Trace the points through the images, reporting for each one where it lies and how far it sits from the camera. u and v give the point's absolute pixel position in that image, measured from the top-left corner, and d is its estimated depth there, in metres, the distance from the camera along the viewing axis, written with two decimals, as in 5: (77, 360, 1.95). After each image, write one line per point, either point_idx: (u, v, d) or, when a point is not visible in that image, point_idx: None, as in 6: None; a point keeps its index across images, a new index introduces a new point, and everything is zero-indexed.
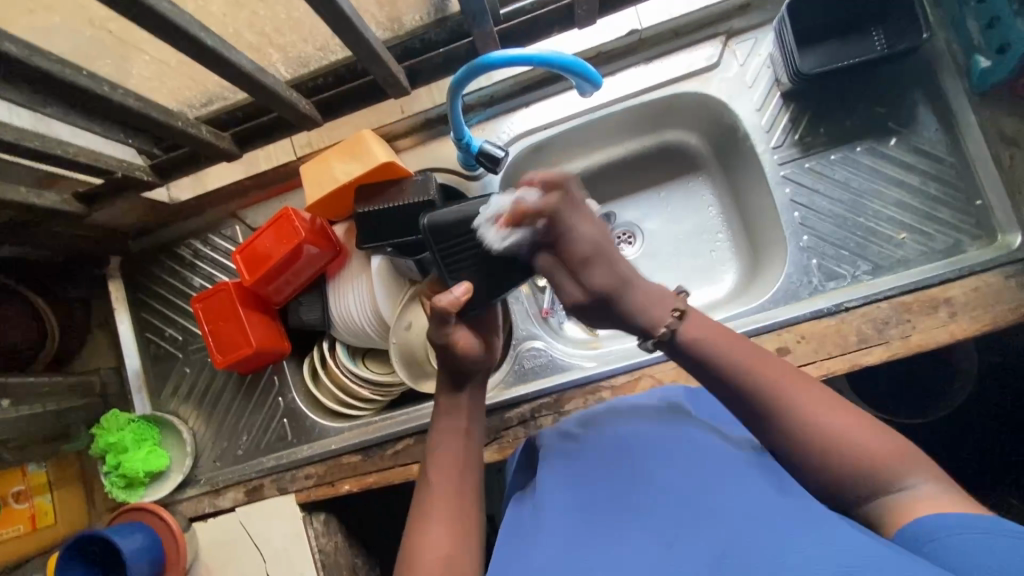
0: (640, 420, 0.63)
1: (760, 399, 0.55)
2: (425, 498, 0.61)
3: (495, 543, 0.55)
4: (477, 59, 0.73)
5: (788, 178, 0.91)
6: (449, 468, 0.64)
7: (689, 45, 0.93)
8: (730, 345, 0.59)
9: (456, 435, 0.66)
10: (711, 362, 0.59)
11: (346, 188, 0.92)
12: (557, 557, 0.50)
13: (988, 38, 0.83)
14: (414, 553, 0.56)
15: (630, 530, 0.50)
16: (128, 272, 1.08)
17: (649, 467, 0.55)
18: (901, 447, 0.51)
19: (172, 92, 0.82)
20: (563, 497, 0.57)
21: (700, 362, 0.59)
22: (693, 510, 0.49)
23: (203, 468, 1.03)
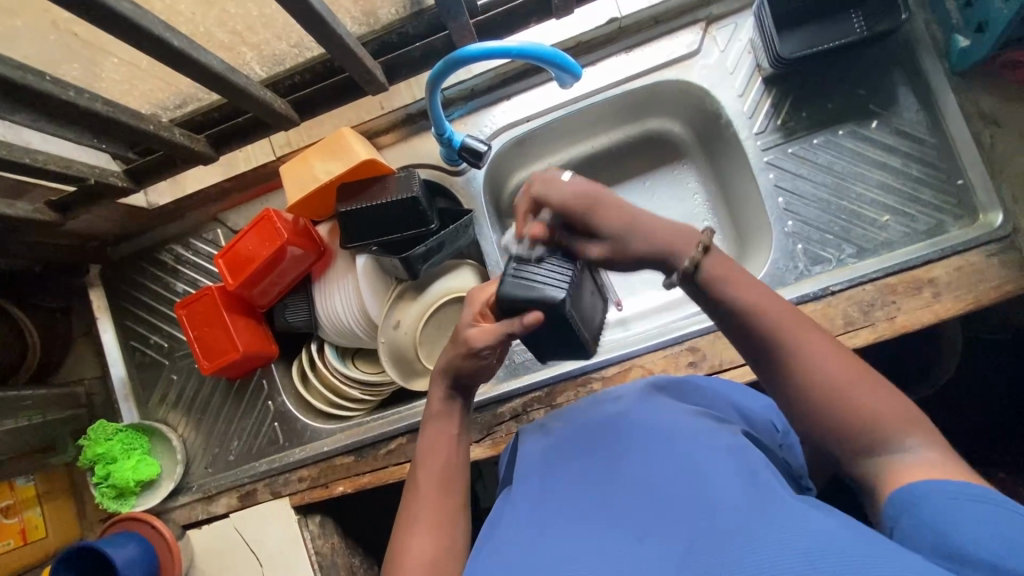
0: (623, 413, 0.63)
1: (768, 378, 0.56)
2: (413, 501, 0.60)
3: (481, 540, 0.55)
4: (455, 53, 0.72)
5: (772, 163, 0.91)
6: (434, 467, 0.61)
7: (670, 32, 0.92)
8: (762, 300, 0.55)
9: (439, 431, 0.64)
10: (728, 299, 0.55)
11: (327, 187, 0.91)
12: (534, 544, 0.49)
13: (966, 16, 0.83)
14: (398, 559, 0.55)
15: (605, 517, 0.50)
16: (109, 280, 1.07)
17: (631, 461, 0.55)
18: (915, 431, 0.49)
19: (144, 94, 0.80)
20: (542, 491, 0.56)
21: (727, 312, 0.55)
22: (669, 497, 0.49)
23: (194, 475, 1.02)
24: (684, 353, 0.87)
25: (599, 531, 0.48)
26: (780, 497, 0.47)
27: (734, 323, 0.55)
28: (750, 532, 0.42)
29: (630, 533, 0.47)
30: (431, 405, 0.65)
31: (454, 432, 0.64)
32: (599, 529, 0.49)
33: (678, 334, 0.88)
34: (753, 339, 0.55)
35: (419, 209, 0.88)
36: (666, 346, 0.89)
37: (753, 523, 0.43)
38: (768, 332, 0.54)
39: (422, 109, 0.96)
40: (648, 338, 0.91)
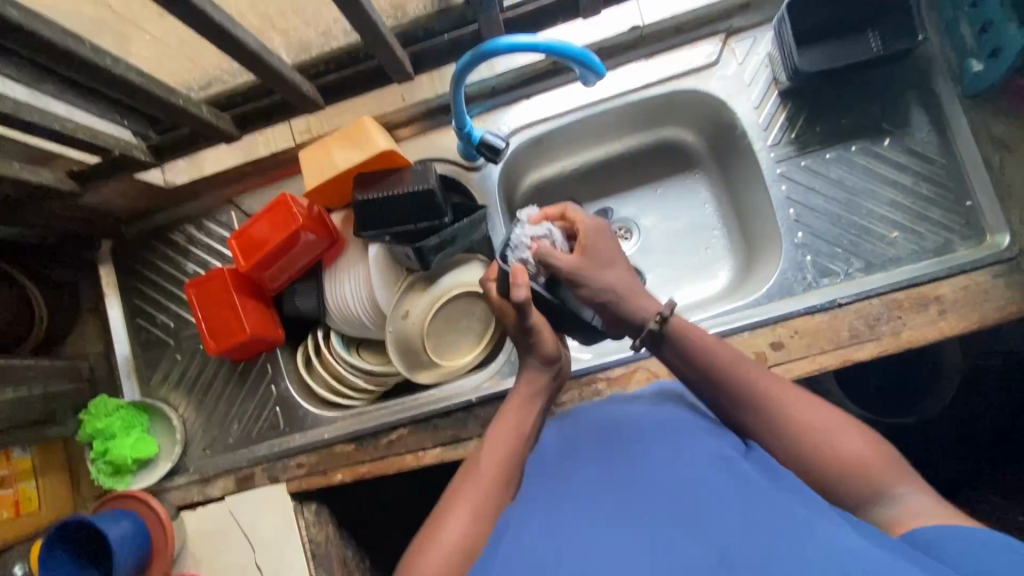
0: (649, 419, 0.62)
1: None
2: (466, 480, 0.62)
3: (501, 536, 0.54)
4: (482, 46, 0.73)
5: (784, 176, 0.92)
6: (497, 453, 0.64)
7: (690, 42, 0.94)
8: (710, 342, 0.63)
9: (519, 427, 0.67)
10: (695, 356, 0.63)
11: (344, 174, 0.92)
12: (561, 548, 0.48)
13: (982, 42, 0.84)
14: (440, 530, 0.57)
15: (626, 523, 0.48)
16: (119, 257, 1.07)
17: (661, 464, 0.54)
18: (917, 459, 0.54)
19: (172, 73, 0.81)
20: (569, 492, 0.55)
21: (690, 361, 0.63)
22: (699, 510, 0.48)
23: (192, 457, 1.01)
24: None
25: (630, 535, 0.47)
26: (813, 515, 0.46)
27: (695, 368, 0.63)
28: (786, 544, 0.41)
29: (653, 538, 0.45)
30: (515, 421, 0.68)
31: (529, 424, 0.68)
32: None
33: None
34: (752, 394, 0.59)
35: (435, 201, 0.89)
36: None
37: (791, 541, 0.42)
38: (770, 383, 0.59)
39: (442, 104, 0.97)
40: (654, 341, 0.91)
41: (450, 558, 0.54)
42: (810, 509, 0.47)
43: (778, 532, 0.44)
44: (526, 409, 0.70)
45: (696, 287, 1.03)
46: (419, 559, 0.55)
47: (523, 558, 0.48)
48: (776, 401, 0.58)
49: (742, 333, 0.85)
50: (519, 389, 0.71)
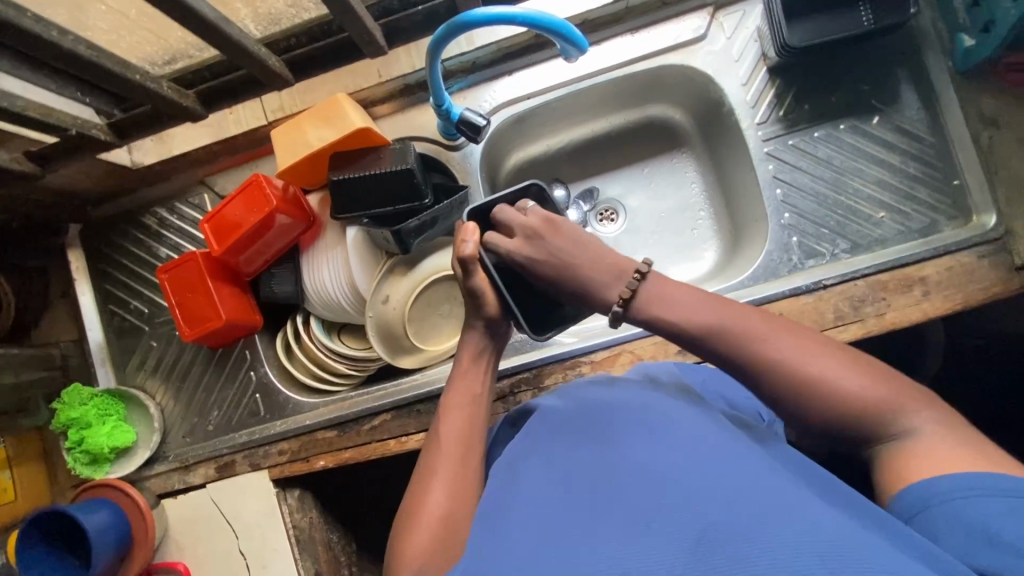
0: (629, 398, 0.60)
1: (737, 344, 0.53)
2: (433, 455, 0.61)
3: (476, 521, 0.52)
4: (457, 17, 0.69)
5: (772, 154, 0.90)
6: (455, 421, 0.64)
7: (677, 16, 0.91)
8: (698, 299, 0.56)
9: (473, 392, 0.66)
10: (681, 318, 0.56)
11: (320, 153, 0.89)
12: (531, 532, 0.45)
13: (973, 16, 0.83)
14: (415, 510, 0.57)
15: (600, 503, 0.46)
16: (89, 241, 1.04)
17: (641, 440, 0.51)
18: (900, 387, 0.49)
19: (132, 47, 0.77)
20: (545, 472, 0.52)
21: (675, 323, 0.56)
22: (679, 485, 0.44)
23: (172, 445, 1.00)
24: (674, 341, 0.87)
25: (605, 514, 0.44)
26: (785, 484, 0.45)
27: (681, 331, 0.56)
28: (758, 523, 0.39)
29: (628, 519, 0.43)
30: (465, 388, 0.66)
31: (482, 387, 0.67)
32: (595, 516, 0.44)
33: None
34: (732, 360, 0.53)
35: (413, 181, 0.86)
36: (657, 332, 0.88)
37: (763, 511, 0.40)
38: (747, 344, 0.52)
39: (420, 80, 0.93)
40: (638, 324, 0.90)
41: (433, 533, 0.54)
42: (784, 481, 0.45)
43: (755, 506, 0.41)
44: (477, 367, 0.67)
45: (683, 269, 1.01)
46: (404, 543, 0.55)
47: (496, 547, 0.46)
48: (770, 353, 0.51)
49: None
50: (464, 352, 0.68)
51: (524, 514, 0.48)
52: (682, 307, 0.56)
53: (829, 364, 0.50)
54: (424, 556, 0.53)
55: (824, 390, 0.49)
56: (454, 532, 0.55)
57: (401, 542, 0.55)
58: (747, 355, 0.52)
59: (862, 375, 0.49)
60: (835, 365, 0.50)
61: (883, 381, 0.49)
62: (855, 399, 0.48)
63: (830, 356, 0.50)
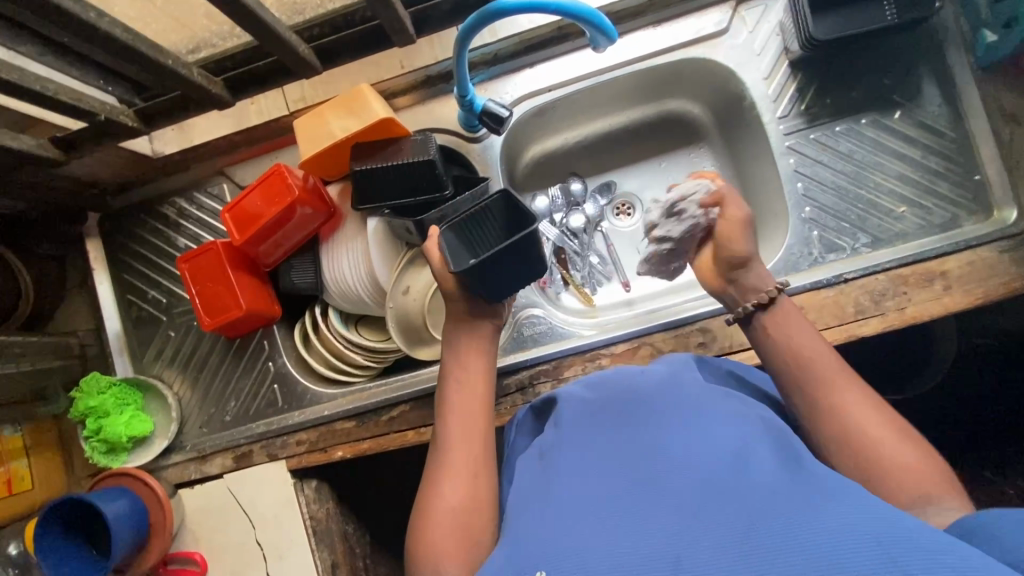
0: (649, 389, 0.61)
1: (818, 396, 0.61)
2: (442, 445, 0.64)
3: (517, 516, 0.52)
4: (489, 4, 0.69)
5: (793, 148, 0.90)
6: (461, 412, 0.67)
7: (700, 9, 0.91)
8: (807, 346, 0.66)
9: (474, 381, 0.69)
10: (779, 352, 0.67)
11: (343, 144, 0.89)
12: (578, 519, 0.45)
13: (996, 12, 0.83)
14: (430, 502, 0.60)
15: (641, 494, 0.46)
16: (107, 230, 1.04)
17: (674, 431, 0.52)
18: (941, 475, 0.53)
19: (159, 35, 0.78)
20: (580, 463, 0.53)
21: (773, 352, 0.68)
22: (716, 475, 0.45)
23: (188, 435, 1.00)
24: (694, 333, 0.87)
25: (646, 502, 0.45)
26: (815, 473, 0.46)
27: (780, 371, 0.66)
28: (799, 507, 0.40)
29: (672, 504, 0.44)
30: (465, 376, 0.70)
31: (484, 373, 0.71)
32: (637, 503, 0.45)
33: (688, 314, 0.88)
34: (806, 400, 0.62)
35: (436, 172, 0.87)
36: (676, 325, 0.88)
37: (800, 498, 0.41)
38: (820, 392, 0.62)
39: (442, 71, 0.94)
40: (656, 317, 0.90)
41: (452, 521, 0.57)
42: (815, 472, 0.46)
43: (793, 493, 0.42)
44: (476, 357, 0.71)
45: None
46: (423, 532, 0.58)
47: (543, 535, 0.46)
48: (848, 416, 0.58)
49: None
50: (459, 340, 0.72)
51: (566, 504, 0.48)
52: (778, 351, 0.67)
53: (887, 442, 0.56)
54: (442, 543, 0.56)
55: (882, 451, 0.55)
56: (472, 524, 0.58)
57: (418, 532, 0.58)
58: (826, 401, 0.60)
59: (915, 455, 0.55)
60: (885, 430, 0.57)
61: (925, 458, 0.55)
62: (894, 462, 0.54)
63: (893, 431, 0.57)
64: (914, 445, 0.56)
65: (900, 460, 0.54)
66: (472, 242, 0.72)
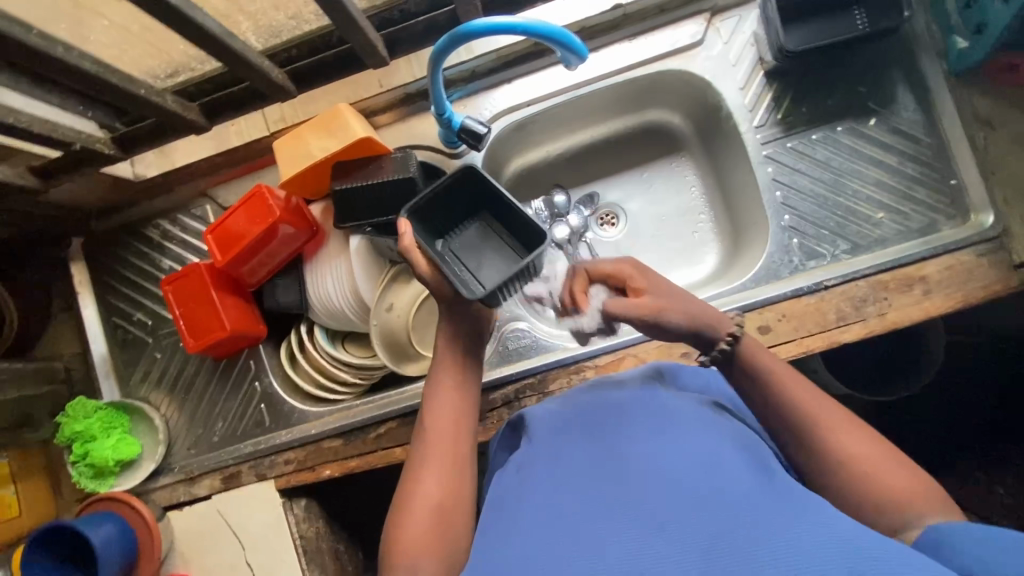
0: (625, 398, 0.61)
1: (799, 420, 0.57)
2: (421, 448, 0.63)
3: (489, 522, 0.52)
4: (458, 27, 0.70)
5: (771, 157, 0.91)
6: (441, 413, 0.65)
7: (675, 21, 0.92)
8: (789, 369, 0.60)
9: (460, 383, 0.67)
10: (758, 371, 0.61)
11: (322, 164, 0.89)
12: (549, 530, 0.45)
13: (965, 17, 0.84)
14: (405, 505, 0.58)
15: (613, 500, 0.46)
16: (91, 254, 1.04)
17: (649, 440, 0.52)
18: (926, 487, 0.51)
19: (135, 61, 0.78)
20: (553, 471, 0.53)
21: (758, 377, 0.61)
22: (688, 484, 0.45)
23: (177, 456, 1.00)
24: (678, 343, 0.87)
25: (617, 511, 0.45)
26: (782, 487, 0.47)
27: (763, 396, 0.60)
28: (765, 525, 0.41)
29: (641, 514, 0.44)
30: (449, 380, 0.67)
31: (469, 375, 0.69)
32: (607, 512, 0.45)
33: None
34: (787, 419, 0.58)
35: (416, 190, 0.87)
36: None
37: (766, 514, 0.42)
38: (805, 415, 0.57)
39: (420, 88, 0.94)
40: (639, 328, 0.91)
41: (427, 525, 0.56)
42: (783, 486, 0.47)
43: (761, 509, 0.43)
44: (460, 362, 0.69)
45: (684, 271, 1.02)
46: (396, 537, 0.56)
47: (514, 546, 0.46)
48: (831, 438, 0.55)
49: (733, 318, 0.85)
50: (447, 343, 0.69)
51: (538, 513, 0.48)
52: (771, 381, 0.60)
53: (874, 464, 0.53)
54: (416, 548, 0.55)
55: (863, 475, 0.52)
56: (448, 528, 0.57)
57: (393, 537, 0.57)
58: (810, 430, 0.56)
59: (903, 473, 0.52)
60: (875, 460, 0.53)
61: (913, 477, 0.52)
62: (879, 486, 0.51)
63: (881, 452, 0.53)
64: (902, 465, 0.52)
65: (883, 488, 0.51)
66: (452, 220, 0.78)
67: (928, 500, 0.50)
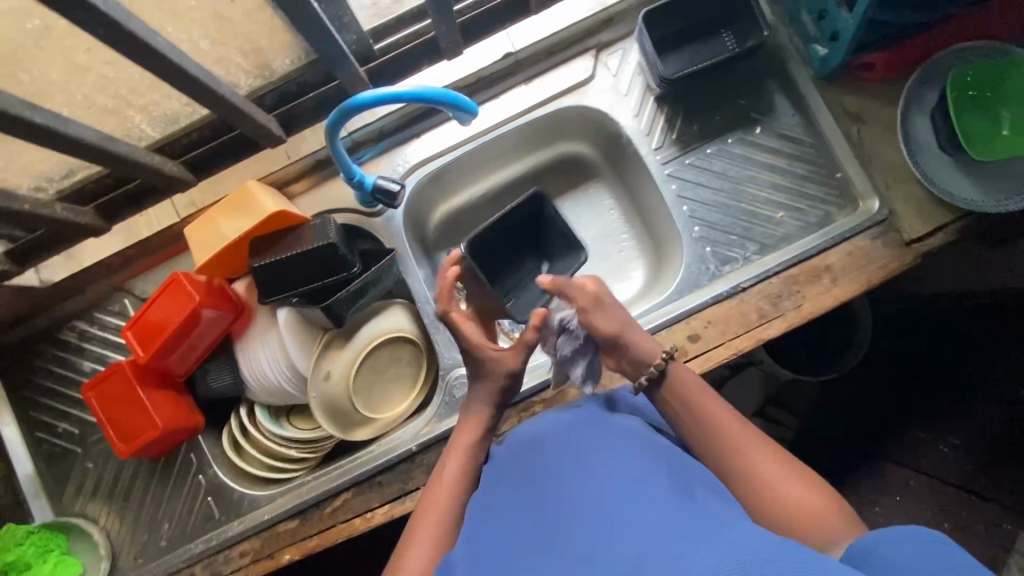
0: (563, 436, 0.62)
1: (730, 449, 0.61)
2: (422, 508, 0.66)
3: None
4: (346, 102, 0.72)
5: (673, 175, 0.96)
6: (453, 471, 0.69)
7: (564, 61, 0.97)
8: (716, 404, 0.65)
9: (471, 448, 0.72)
10: (689, 405, 0.66)
11: (238, 243, 0.88)
12: None
13: (822, 27, 0.92)
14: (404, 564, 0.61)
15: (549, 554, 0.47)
16: (5, 369, 0.98)
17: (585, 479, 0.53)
18: (839, 510, 0.56)
19: (26, 167, 0.77)
20: (498, 533, 0.54)
21: (692, 410, 0.66)
22: (616, 520, 0.47)
23: (123, 569, 0.94)
24: None
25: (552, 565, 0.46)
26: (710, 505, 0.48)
27: (695, 426, 0.65)
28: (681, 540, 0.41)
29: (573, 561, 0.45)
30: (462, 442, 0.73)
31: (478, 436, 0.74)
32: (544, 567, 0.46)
33: None
34: (716, 445, 0.63)
35: (338, 254, 0.86)
36: None
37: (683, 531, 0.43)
38: (733, 441, 0.62)
39: (330, 154, 0.95)
40: None
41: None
42: (709, 505, 0.48)
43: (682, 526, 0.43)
44: (474, 422, 0.75)
45: (616, 291, 1.05)
46: None
47: None
48: (755, 462, 0.59)
49: (662, 333, 0.88)
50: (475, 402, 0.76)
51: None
52: (697, 410, 0.65)
53: (793, 487, 0.57)
54: None
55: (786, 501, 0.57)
56: None
57: None
58: (743, 456, 0.60)
59: (820, 497, 0.56)
60: (791, 479, 0.58)
61: (825, 498, 0.57)
62: (799, 510, 0.56)
63: (798, 475, 0.58)
64: (816, 488, 0.57)
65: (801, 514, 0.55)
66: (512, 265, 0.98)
67: (840, 523, 0.54)
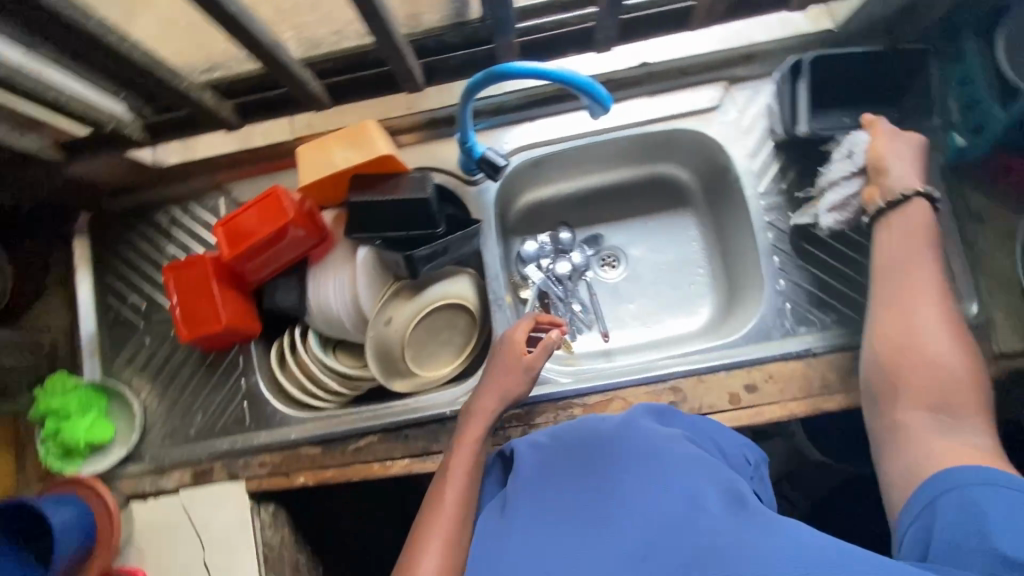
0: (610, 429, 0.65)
1: (909, 287, 0.72)
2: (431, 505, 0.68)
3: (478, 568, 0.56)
4: (495, 66, 0.74)
5: (772, 223, 0.95)
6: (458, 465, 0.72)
7: (694, 85, 0.97)
8: (912, 243, 0.74)
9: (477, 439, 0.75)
10: (902, 245, 0.74)
11: (341, 174, 0.91)
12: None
13: (967, 117, 0.88)
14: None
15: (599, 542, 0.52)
16: (96, 231, 1.04)
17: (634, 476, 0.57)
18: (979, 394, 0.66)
19: (178, 52, 0.81)
20: (541, 512, 0.58)
21: (901, 239, 0.75)
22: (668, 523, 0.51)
23: (149, 445, 0.98)
24: (666, 392, 0.88)
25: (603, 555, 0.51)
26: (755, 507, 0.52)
27: (894, 249, 0.75)
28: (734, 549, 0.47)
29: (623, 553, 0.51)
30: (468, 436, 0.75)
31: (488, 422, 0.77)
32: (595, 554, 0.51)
33: (662, 372, 0.89)
34: (899, 271, 0.74)
35: (430, 210, 0.89)
36: (648, 382, 0.90)
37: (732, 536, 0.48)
38: (912, 269, 0.72)
39: (447, 115, 0.98)
40: (628, 372, 0.91)
41: None
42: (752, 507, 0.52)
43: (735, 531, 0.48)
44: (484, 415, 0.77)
45: (678, 321, 1.04)
46: None
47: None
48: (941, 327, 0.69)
49: (719, 373, 0.88)
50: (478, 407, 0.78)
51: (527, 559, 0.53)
52: (909, 236, 0.74)
53: (969, 364, 0.67)
54: None
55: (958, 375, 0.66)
56: None
57: None
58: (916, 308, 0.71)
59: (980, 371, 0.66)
60: (945, 337, 0.68)
61: (964, 356, 0.67)
62: (957, 377, 0.66)
63: (961, 341, 0.68)
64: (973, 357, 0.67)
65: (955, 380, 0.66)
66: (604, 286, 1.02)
67: (970, 391, 0.66)
